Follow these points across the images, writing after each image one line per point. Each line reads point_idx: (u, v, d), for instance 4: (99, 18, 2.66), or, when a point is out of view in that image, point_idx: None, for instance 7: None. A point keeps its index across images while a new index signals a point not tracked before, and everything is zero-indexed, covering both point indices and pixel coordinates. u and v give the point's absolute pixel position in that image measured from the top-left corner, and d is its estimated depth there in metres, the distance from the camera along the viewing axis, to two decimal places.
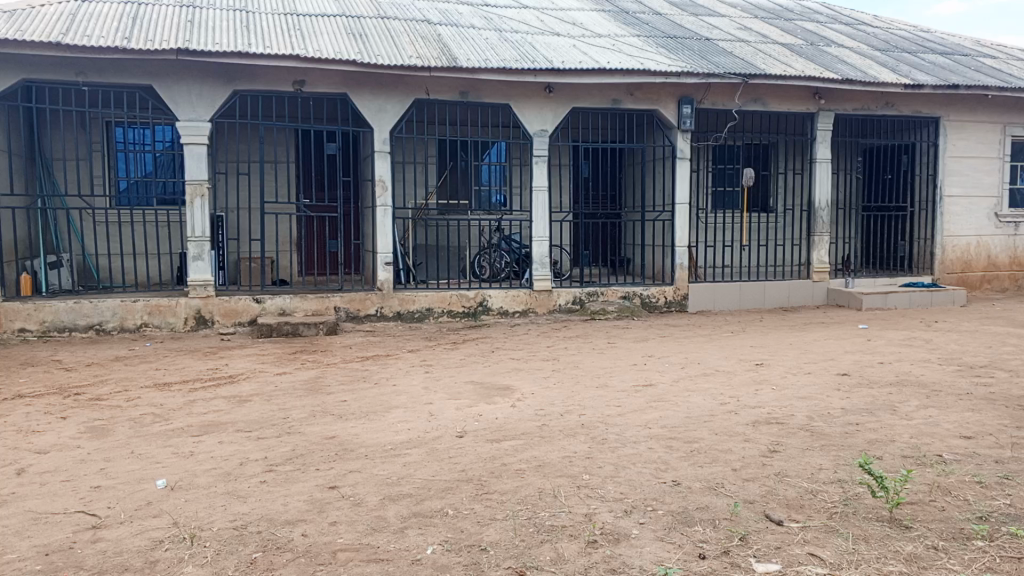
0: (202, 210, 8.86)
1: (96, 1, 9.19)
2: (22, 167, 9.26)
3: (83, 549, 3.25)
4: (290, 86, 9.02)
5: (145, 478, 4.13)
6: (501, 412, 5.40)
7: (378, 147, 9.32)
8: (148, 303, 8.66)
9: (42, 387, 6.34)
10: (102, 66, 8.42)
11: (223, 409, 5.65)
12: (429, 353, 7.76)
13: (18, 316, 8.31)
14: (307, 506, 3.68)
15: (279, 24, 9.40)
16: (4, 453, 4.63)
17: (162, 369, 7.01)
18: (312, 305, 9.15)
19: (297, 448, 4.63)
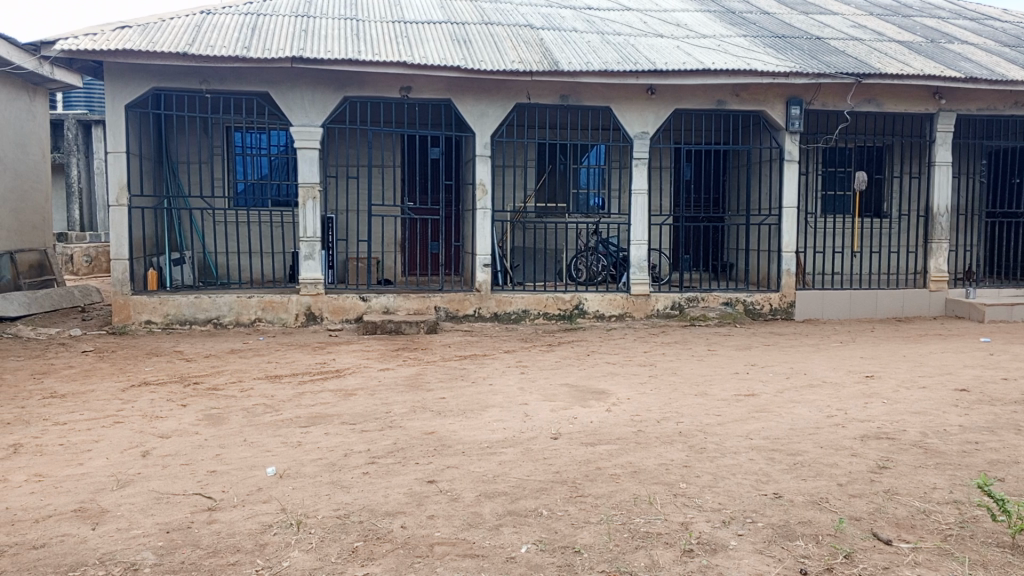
0: (313, 211, 9.25)
1: (219, 13, 9.73)
2: (151, 170, 9.95)
3: (199, 529, 3.45)
4: (396, 93, 9.32)
5: (256, 465, 4.35)
6: (597, 416, 5.39)
7: (479, 152, 9.47)
8: (262, 299, 9.10)
9: (165, 376, 6.78)
10: (223, 75, 8.93)
11: (329, 401, 5.88)
12: (526, 354, 7.82)
13: (145, 309, 8.89)
14: (407, 499, 3.79)
15: (387, 32, 9.69)
16: (131, 436, 4.98)
17: (274, 362, 7.36)
18: (414, 304, 9.38)
19: (397, 442, 4.77)
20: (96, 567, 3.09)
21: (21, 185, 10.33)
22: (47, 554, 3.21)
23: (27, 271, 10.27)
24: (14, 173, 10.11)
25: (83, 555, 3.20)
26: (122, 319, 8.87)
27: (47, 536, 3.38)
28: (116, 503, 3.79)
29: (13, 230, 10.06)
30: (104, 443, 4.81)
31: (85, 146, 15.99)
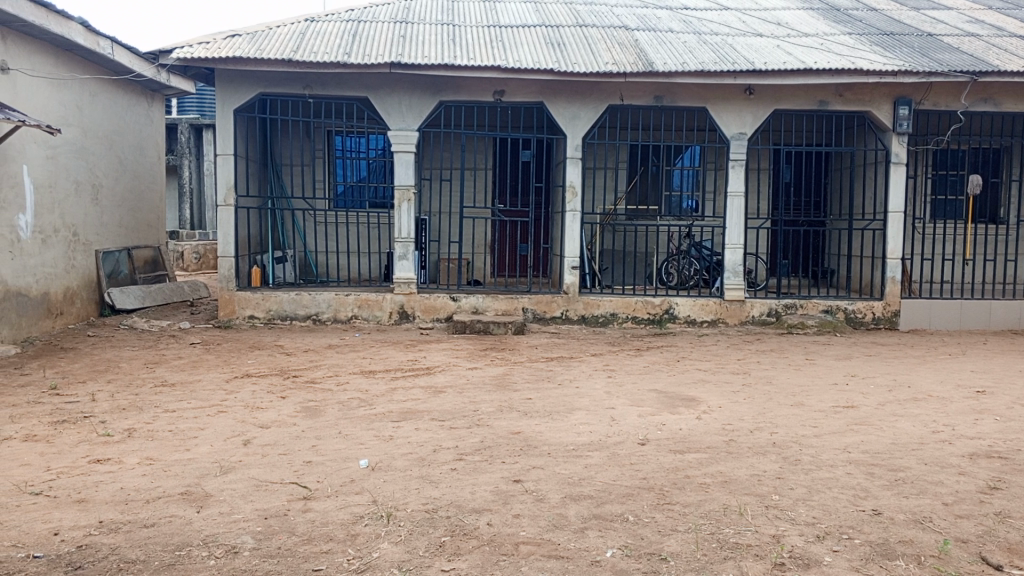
0: (408, 213, 9.46)
1: (322, 21, 10.10)
2: (257, 172, 10.43)
3: (295, 517, 3.59)
4: (490, 96, 9.44)
5: (349, 457, 4.48)
6: (686, 423, 5.29)
7: (570, 154, 9.47)
8: (358, 297, 9.39)
9: (267, 369, 7.07)
10: (325, 80, 9.25)
11: (419, 398, 6.01)
12: (614, 358, 7.76)
13: (249, 304, 9.31)
14: (493, 496, 3.83)
15: (483, 36, 9.82)
16: (234, 425, 5.23)
17: (368, 358, 7.58)
18: (502, 305, 9.46)
19: (485, 440, 4.82)
20: (200, 548, 3.26)
21: (139, 186, 11.00)
22: (156, 533, 3.41)
23: (144, 266, 10.94)
24: (132, 175, 10.78)
25: (189, 536, 3.38)
26: (227, 313, 9.31)
27: (157, 516, 3.59)
28: (218, 488, 3.99)
29: (130, 228, 10.72)
30: (210, 431, 5.07)
31: (196, 149, 16.86)
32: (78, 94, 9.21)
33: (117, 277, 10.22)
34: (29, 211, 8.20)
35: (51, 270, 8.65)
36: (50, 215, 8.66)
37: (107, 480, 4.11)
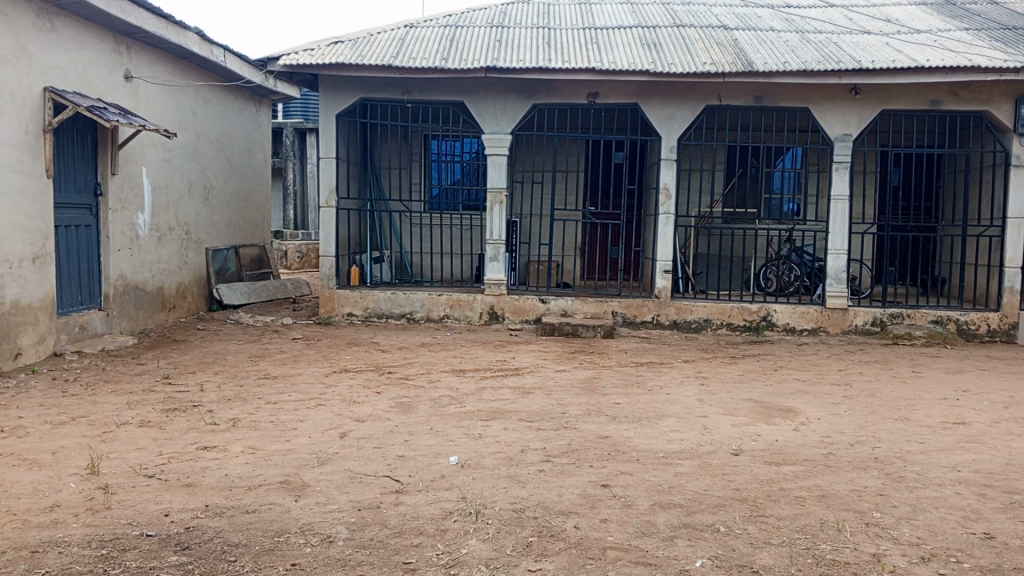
0: (500, 216, 9.54)
1: (421, 27, 10.32)
2: (357, 174, 10.78)
3: (388, 510, 3.69)
4: (584, 99, 9.41)
5: (440, 453, 4.57)
6: (783, 434, 5.13)
7: (665, 155, 9.33)
8: (450, 297, 9.54)
9: (363, 364, 7.29)
10: (423, 85, 9.47)
11: (509, 398, 6.05)
12: (707, 365, 7.60)
13: (348, 302, 9.62)
14: (581, 500, 3.82)
15: (578, 39, 9.80)
16: (332, 418, 5.42)
17: (458, 357, 7.69)
18: (592, 308, 9.42)
19: (573, 442, 4.82)
20: (298, 535, 3.39)
21: (246, 187, 11.54)
22: (257, 519, 3.57)
23: (251, 264, 11.45)
24: (240, 177, 11.31)
25: (287, 523, 3.52)
26: (327, 310, 9.64)
27: (258, 503, 3.76)
28: (315, 478, 4.14)
29: (237, 227, 11.26)
30: (309, 423, 5.27)
31: (300, 153, 17.56)
32: (193, 100, 9.74)
33: (226, 274, 10.76)
34: (147, 211, 8.73)
35: (166, 266, 9.18)
36: (166, 214, 9.19)
37: (214, 467, 4.33)
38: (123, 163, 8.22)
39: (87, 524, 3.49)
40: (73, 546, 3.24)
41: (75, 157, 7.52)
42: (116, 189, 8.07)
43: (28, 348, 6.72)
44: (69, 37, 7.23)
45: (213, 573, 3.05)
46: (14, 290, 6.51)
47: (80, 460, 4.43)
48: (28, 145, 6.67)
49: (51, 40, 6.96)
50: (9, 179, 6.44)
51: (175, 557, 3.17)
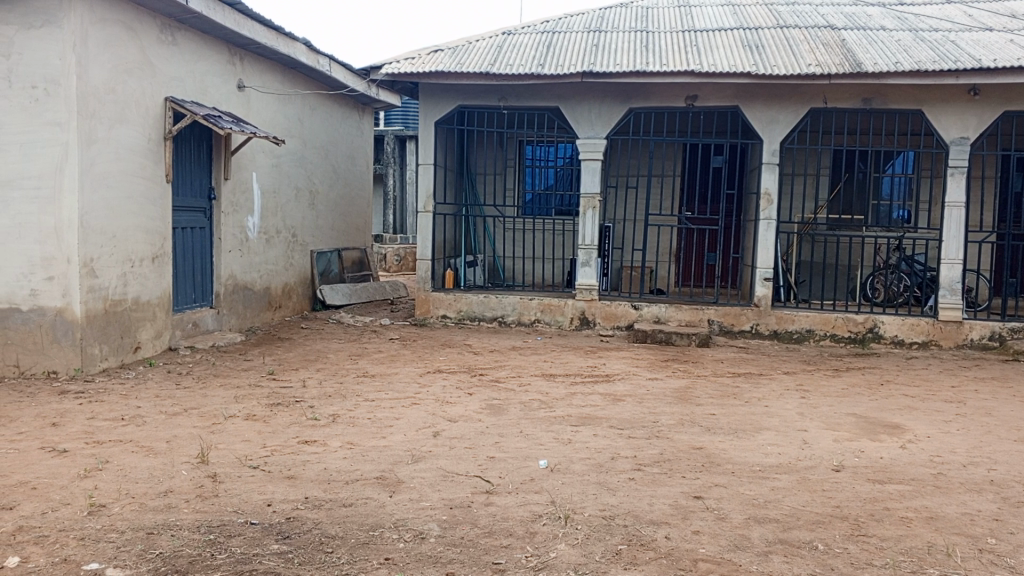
0: (593, 221, 9.49)
1: (518, 33, 10.42)
2: (454, 180, 10.99)
3: (478, 509, 3.74)
4: (682, 102, 9.27)
5: (530, 456, 4.59)
6: (888, 452, 4.89)
7: (766, 159, 9.07)
8: (542, 302, 9.57)
9: (456, 366, 7.41)
10: (519, 92, 9.56)
11: (599, 404, 6.02)
12: (808, 377, 7.33)
13: (442, 304, 9.80)
14: (672, 510, 3.76)
15: (677, 42, 9.67)
16: (425, 417, 5.54)
17: (549, 362, 7.71)
18: (686, 315, 9.25)
19: (665, 452, 4.75)
20: (391, 530, 3.48)
21: (349, 193, 11.93)
22: (353, 512, 3.68)
23: (352, 266, 11.84)
24: (344, 182, 11.71)
25: (381, 518, 3.62)
26: (423, 312, 9.86)
27: (355, 497, 3.88)
28: (409, 475, 4.24)
29: (340, 231, 11.66)
30: (403, 421, 5.40)
31: (400, 159, 18.04)
32: (300, 109, 10.16)
33: (329, 275, 11.17)
34: (257, 214, 9.17)
35: (273, 267, 9.60)
36: (274, 218, 9.61)
37: (313, 460, 4.49)
38: (235, 168, 8.65)
39: (197, 509, 3.69)
40: (184, 530, 3.44)
41: (192, 162, 7.97)
42: (228, 193, 8.50)
43: (146, 342, 7.16)
44: (188, 50, 7.68)
45: (311, 562, 3.17)
46: (134, 287, 6.96)
47: (191, 448, 4.69)
48: (150, 152, 7.12)
49: (173, 53, 7.41)
50: (133, 184, 6.89)
51: (276, 545, 3.31)
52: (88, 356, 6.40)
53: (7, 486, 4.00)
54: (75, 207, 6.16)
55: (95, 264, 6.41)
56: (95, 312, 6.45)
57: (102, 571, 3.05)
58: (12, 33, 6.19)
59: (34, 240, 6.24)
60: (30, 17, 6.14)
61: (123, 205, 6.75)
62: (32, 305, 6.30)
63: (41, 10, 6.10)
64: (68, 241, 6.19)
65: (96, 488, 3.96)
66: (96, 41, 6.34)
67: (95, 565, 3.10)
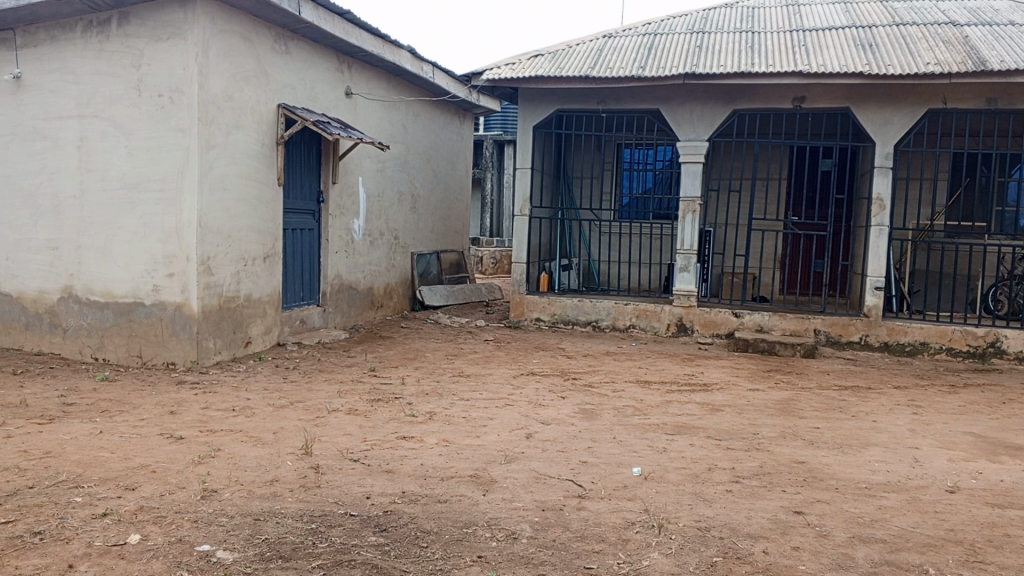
0: (692, 225, 9.30)
1: (620, 36, 10.35)
2: (551, 184, 11.04)
3: (571, 513, 3.73)
4: (789, 103, 9.00)
5: (624, 463, 4.55)
6: (1010, 475, 4.58)
7: (879, 162, 8.67)
8: (638, 307, 9.46)
9: (549, 369, 7.43)
10: (619, 95, 9.51)
11: (695, 414, 5.90)
12: (921, 393, 6.95)
13: (536, 307, 9.84)
14: (771, 525, 3.65)
15: (784, 42, 9.37)
16: (519, 418, 5.58)
17: (645, 368, 7.61)
18: (791, 325, 8.95)
19: (764, 465, 4.61)
20: (485, 529, 3.53)
21: (448, 196, 12.16)
22: (448, 509, 3.75)
23: (449, 268, 12.07)
24: (445, 186, 11.95)
25: (474, 516, 3.67)
26: (517, 314, 9.94)
27: (449, 494, 3.95)
28: (502, 475, 4.28)
29: (440, 233, 11.90)
30: (497, 422, 5.46)
31: (498, 163, 18.25)
32: (405, 115, 10.44)
33: (428, 277, 11.41)
34: (362, 216, 9.47)
35: (376, 268, 9.90)
36: (378, 220, 9.90)
37: (411, 456, 4.61)
38: (342, 172, 8.96)
39: (300, 499, 3.85)
40: (288, 518, 3.59)
41: (303, 167, 8.32)
42: (335, 196, 8.82)
43: (257, 337, 7.52)
44: (301, 59, 8.03)
45: (406, 556, 3.24)
46: (247, 285, 7.33)
47: (296, 440, 4.89)
48: (264, 156, 7.48)
49: (286, 62, 7.77)
50: (247, 187, 7.25)
51: (374, 537, 3.41)
52: (203, 349, 6.77)
53: (129, 468, 4.28)
54: (194, 208, 6.52)
55: (212, 262, 6.78)
56: (210, 308, 6.82)
57: (213, 553, 3.22)
58: (142, 45, 6.64)
59: (158, 239, 6.66)
60: (158, 30, 6.57)
61: (238, 206, 7.12)
62: (154, 300, 6.74)
63: (168, 23, 6.52)
64: (188, 240, 6.56)
65: (209, 474, 4.19)
66: (216, 52, 6.70)
67: (206, 547, 3.27)
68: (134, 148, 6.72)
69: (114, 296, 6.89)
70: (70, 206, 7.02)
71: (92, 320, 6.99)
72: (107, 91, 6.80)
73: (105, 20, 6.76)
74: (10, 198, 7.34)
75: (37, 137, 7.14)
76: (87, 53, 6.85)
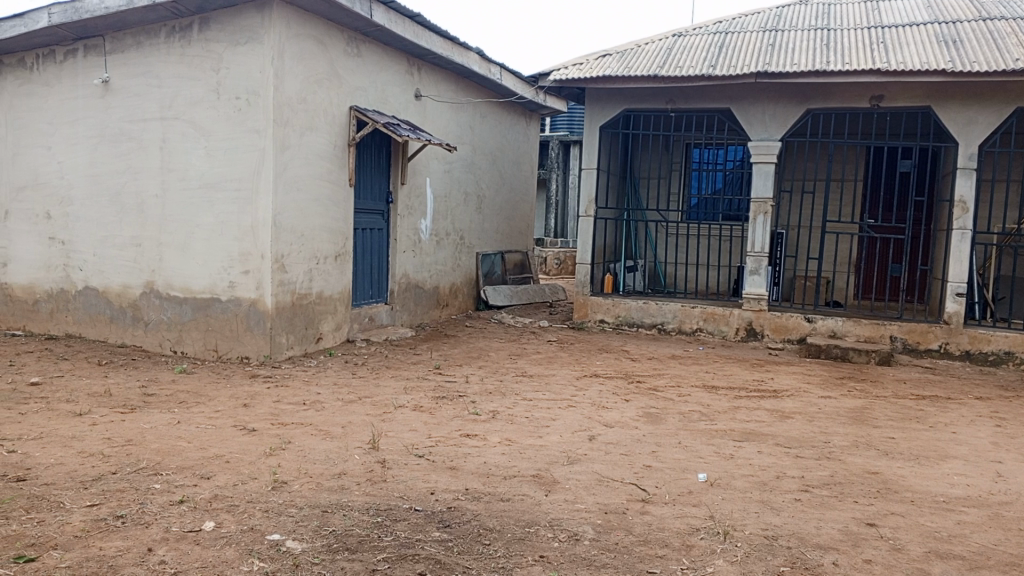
0: (763, 227, 9.10)
1: (690, 35, 10.21)
2: (617, 184, 10.97)
3: (634, 517, 3.71)
4: (866, 103, 8.72)
5: (689, 468, 4.49)
6: None
7: (962, 164, 8.32)
8: (705, 310, 9.31)
9: (613, 371, 7.38)
10: (688, 94, 9.39)
11: (764, 420, 5.78)
12: (1005, 405, 6.63)
13: (600, 309, 9.79)
14: (842, 536, 3.54)
15: (862, 39, 9.09)
16: (582, 420, 5.56)
17: (712, 373, 7.48)
18: (866, 331, 8.67)
19: (836, 475, 4.48)
20: (547, 529, 3.53)
21: (514, 197, 12.20)
22: (510, 507, 3.77)
23: (514, 268, 12.12)
24: (510, 187, 12.01)
25: (536, 516, 3.68)
26: (581, 315, 9.90)
27: (512, 493, 3.97)
28: (565, 476, 4.28)
29: (505, 234, 11.96)
30: (560, 423, 5.46)
31: (564, 164, 18.27)
32: (472, 116, 10.53)
33: (493, 277, 11.49)
34: (429, 217, 9.60)
35: (442, 267, 10.01)
36: (444, 220, 10.02)
37: (474, 453, 4.65)
38: (411, 173, 9.10)
39: (367, 493, 3.93)
40: (355, 511, 3.67)
41: (373, 167, 8.48)
42: (404, 197, 8.97)
43: (327, 333, 7.70)
44: (372, 62, 8.19)
45: (469, 552, 3.27)
46: (319, 282, 7.51)
47: (364, 435, 4.99)
48: (336, 158, 7.65)
49: (358, 65, 7.92)
50: (320, 187, 7.43)
51: (438, 533, 3.45)
52: (276, 344, 6.97)
53: (205, 458, 4.44)
54: (269, 207, 6.72)
55: (285, 260, 6.98)
56: (284, 304, 7.02)
57: (283, 543, 3.31)
58: (221, 50, 6.88)
59: (235, 238, 6.89)
60: (236, 35, 6.80)
61: (311, 206, 7.30)
62: (230, 296, 6.97)
63: (246, 28, 6.74)
64: (263, 238, 6.77)
65: (280, 466, 4.31)
66: (291, 55, 6.89)
67: (276, 537, 3.37)
68: (213, 149, 6.97)
69: (193, 292, 7.15)
70: (152, 204, 7.32)
71: (172, 314, 7.28)
72: (188, 94, 7.06)
73: (187, 26, 7.02)
74: (97, 196, 7.69)
75: (123, 139, 7.46)
76: (170, 57, 7.13)
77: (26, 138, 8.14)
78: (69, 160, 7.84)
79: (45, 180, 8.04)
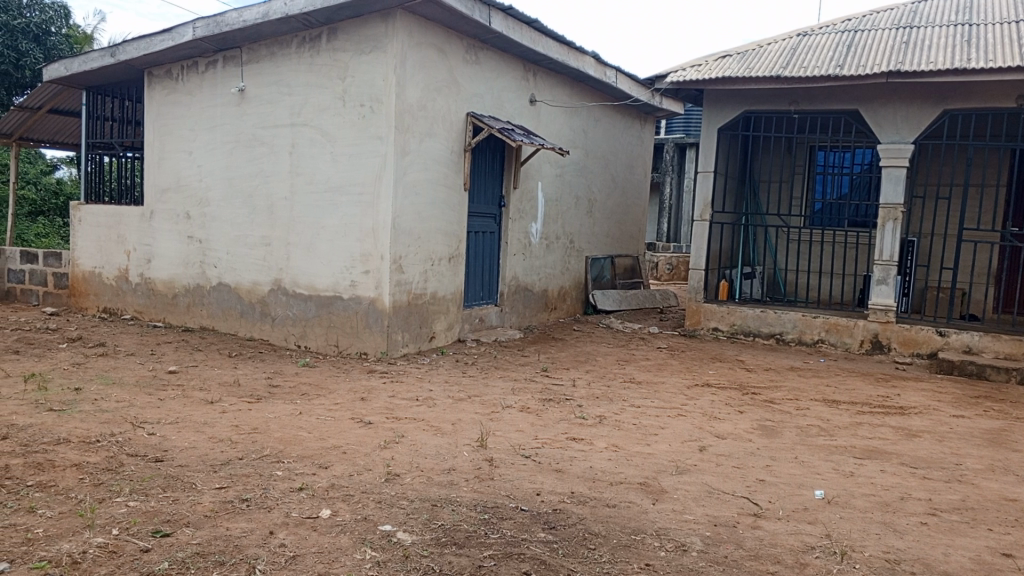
0: (893, 234, 8.61)
1: (816, 34, 9.81)
2: (734, 189, 10.69)
3: (744, 531, 3.60)
4: (1011, 102, 8.11)
5: (805, 485, 4.31)
6: None
7: None
8: (827, 321, 8.92)
9: (726, 381, 7.18)
10: (813, 95, 9.04)
11: (889, 438, 5.47)
12: None
13: (714, 316, 9.55)
14: (974, 565, 3.31)
15: (1008, 34, 8.46)
16: (692, 430, 5.44)
17: (833, 387, 7.14)
18: (1007, 347, 8.04)
19: (968, 499, 4.19)
20: (653, 538, 3.48)
21: (626, 201, 12.10)
22: (616, 514, 3.74)
23: (625, 273, 12.02)
24: (623, 191, 11.92)
25: (643, 524, 3.63)
26: (693, 322, 9.70)
27: (618, 499, 3.94)
28: (673, 486, 4.20)
29: (617, 238, 11.88)
30: (670, 431, 5.37)
31: (679, 167, 17.97)
32: (586, 120, 10.53)
33: (603, 281, 11.44)
34: (541, 220, 9.66)
35: (552, 271, 10.07)
36: (556, 224, 10.06)
37: (580, 457, 4.65)
38: (524, 177, 9.19)
39: (474, 489, 4.00)
40: (463, 506, 3.75)
41: (487, 171, 8.62)
42: (517, 200, 9.07)
43: (440, 332, 7.90)
44: (489, 68, 8.33)
45: (574, 555, 3.27)
46: (434, 283, 7.72)
47: (472, 433, 5.08)
48: (452, 162, 7.83)
49: (475, 71, 8.08)
50: (436, 190, 7.63)
51: (543, 534, 3.47)
52: (392, 341, 7.21)
53: (324, 448, 4.65)
54: (389, 210, 6.97)
55: (403, 261, 7.20)
56: (401, 303, 7.25)
57: (393, 534, 3.42)
58: (348, 58, 7.19)
59: (357, 239, 7.17)
60: (362, 44, 7.08)
61: (428, 209, 7.51)
62: (351, 294, 7.26)
63: (371, 37, 7.01)
64: (383, 239, 7.02)
65: (393, 459, 4.45)
66: (412, 63, 7.11)
67: (388, 527, 3.49)
68: (338, 154, 7.29)
69: (317, 290, 7.50)
70: (282, 206, 7.72)
71: (297, 311, 7.66)
72: (316, 102, 7.42)
73: (316, 36, 7.37)
74: (232, 198, 8.18)
75: (256, 144, 7.91)
76: (301, 67, 7.50)
77: (171, 144, 8.76)
78: (208, 164, 8.37)
79: (186, 183, 8.63)
